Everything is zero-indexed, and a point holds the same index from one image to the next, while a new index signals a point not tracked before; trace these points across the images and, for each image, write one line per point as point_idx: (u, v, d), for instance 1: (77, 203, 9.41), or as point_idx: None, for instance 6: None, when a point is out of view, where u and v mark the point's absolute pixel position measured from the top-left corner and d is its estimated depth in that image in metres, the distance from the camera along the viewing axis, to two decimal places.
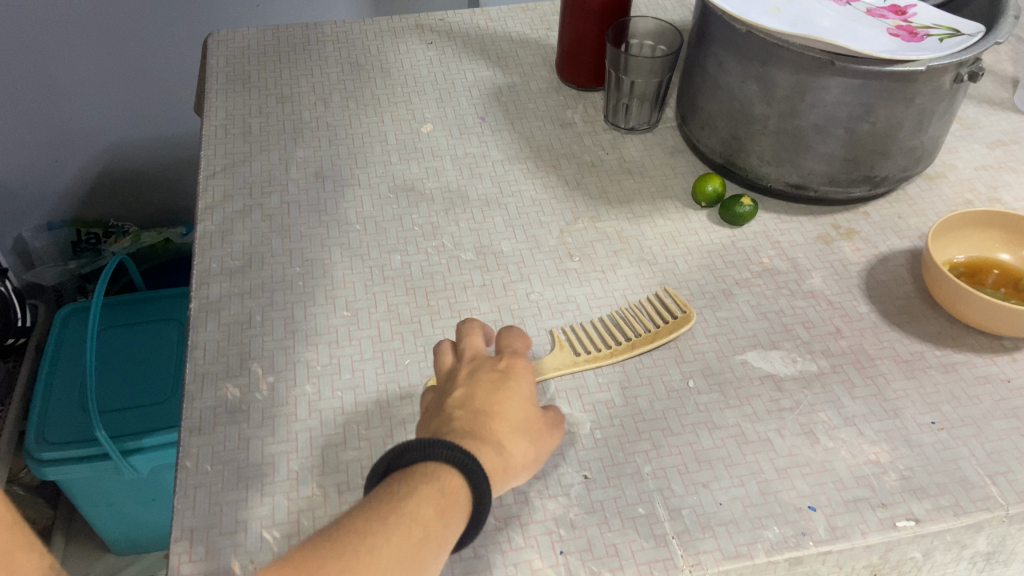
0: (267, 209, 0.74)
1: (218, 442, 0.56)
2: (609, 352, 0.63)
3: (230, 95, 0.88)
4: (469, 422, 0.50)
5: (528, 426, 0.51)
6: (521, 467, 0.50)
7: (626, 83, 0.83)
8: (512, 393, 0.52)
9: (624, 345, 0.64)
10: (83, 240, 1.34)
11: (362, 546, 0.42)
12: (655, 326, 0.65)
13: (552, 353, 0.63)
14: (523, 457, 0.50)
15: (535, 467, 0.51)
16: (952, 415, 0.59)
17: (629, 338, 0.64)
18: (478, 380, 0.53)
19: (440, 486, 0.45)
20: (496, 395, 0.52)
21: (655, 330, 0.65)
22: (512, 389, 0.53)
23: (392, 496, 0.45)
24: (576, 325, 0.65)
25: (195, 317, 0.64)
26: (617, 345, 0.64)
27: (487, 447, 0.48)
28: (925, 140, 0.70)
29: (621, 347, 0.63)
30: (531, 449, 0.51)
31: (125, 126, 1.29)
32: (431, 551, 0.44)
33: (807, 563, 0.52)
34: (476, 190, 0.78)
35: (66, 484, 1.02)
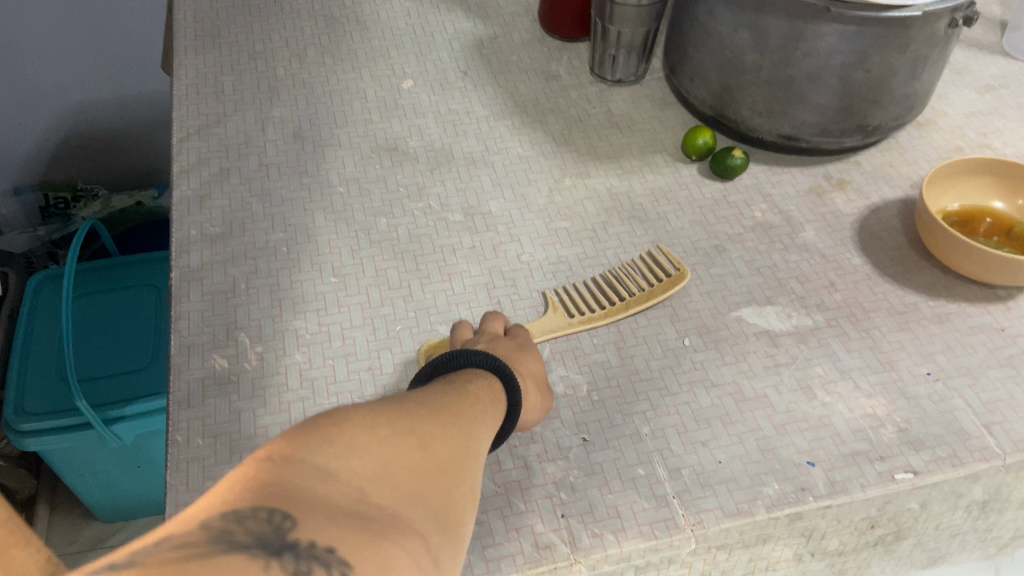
0: (245, 172, 0.72)
1: (208, 416, 0.54)
2: (602, 312, 0.62)
3: (200, 51, 0.84)
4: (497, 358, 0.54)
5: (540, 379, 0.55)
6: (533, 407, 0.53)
7: (612, 34, 0.80)
8: (528, 353, 0.57)
9: (618, 305, 0.63)
10: (51, 205, 1.30)
11: (441, 397, 0.45)
12: (648, 285, 0.64)
13: (546, 315, 0.62)
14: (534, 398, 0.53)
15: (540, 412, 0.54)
16: (947, 365, 0.59)
17: (624, 299, 0.63)
18: (497, 337, 0.57)
19: (489, 383, 0.49)
20: (516, 352, 0.56)
21: (649, 289, 0.64)
22: (529, 349, 0.57)
23: (451, 382, 0.48)
24: (569, 287, 0.64)
25: (177, 286, 0.62)
26: (611, 305, 0.63)
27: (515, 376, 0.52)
28: (919, 87, 0.69)
29: (615, 307, 0.62)
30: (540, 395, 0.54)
31: (91, 86, 1.24)
32: (486, 420, 0.46)
33: (807, 518, 0.52)
34: (461, 148, 0.76)
35: (49, 454, 1.00)
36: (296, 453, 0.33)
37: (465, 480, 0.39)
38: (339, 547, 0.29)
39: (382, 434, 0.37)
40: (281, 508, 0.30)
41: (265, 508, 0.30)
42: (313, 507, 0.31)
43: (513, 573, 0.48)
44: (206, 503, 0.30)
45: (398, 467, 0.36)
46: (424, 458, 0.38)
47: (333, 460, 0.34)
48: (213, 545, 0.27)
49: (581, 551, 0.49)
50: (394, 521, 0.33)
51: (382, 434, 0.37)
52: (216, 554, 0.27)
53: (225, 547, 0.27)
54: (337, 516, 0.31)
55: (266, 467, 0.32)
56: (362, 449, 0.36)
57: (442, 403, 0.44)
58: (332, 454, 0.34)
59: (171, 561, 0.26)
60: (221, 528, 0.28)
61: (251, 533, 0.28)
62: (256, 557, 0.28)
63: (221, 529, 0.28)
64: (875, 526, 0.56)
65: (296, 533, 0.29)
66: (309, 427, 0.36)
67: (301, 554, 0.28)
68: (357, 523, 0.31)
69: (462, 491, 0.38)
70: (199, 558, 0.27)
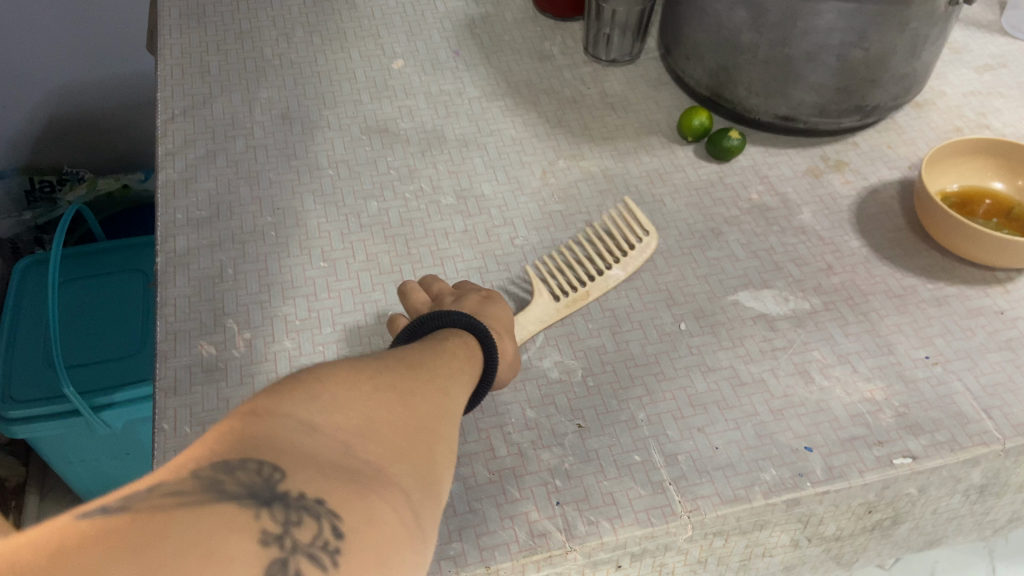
0: (232, 154, 0.70)
1: (195, 403, 0.53)
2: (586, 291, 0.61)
3: (185, 31, 0.82)
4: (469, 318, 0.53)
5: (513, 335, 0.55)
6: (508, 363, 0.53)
7: (607, 12, 0.79)
8: (498, 310, 0.56)
9: (599, 280, 0.62)
10: (36, 188, 1.28)
11: (421, 354, 0.43)
12: (620, 255, 0.64)
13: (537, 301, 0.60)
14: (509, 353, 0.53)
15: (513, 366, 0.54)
16: (946, 348, 0.59)
17: (600, 272, 0.63)
18: (464, 296, 0.56)
19: (465, 340, 0.48)
20: (484, 308, 0.55)
21: (621, 259, 0.64)
22: (497, 305, 0.56)
23: (427, 341, 0.46)
24: (549, 263, 0.63)
25: (163, 271, 0.61)
26: (591, 281, 0.62)
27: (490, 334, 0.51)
28: (918, 66, 0.68)
29: (597, 282, 0.61)
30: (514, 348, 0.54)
31: (76, 67, 1.22)
32: (465, 376, 0.44)
33: (804, 504, 0.52)
34: (453, 130, 0.75)
35: (36, 441, 0.99)
36: (278, 406, 0.32)
37: (449, 438, 0.38)
38: (326, 500, 0.29)
39: (366, 387, 0.36)
40: (268, 461, 0.29)
41: (253, 461, 0.29)
42: (299, 462, 0.30)
43: (508, 561, 0.48)
44: (190, 454, 0.29)
45: (384, 422, 0.35)
46: (410, 414, 0.37)
47: (317, 413, 0.33)
48: (204, 492, 0.26)
49: (576, 539, 0.49)
50: (380, 475, 0.32)
51: (365, 388, 0.36)
52: (208, 500, 0.26)
53: (216, 494, 0.26)
54: (322, 471, 0.30)
55: (248, 421, 0.31)
56: (346, 401, 0.34)
57: (422, 360, 0.43)
58: (315, 406, 0.33)
59: (164, 505, 0.25)
60: (213, 476, 0.27)
61: (241, 482, 0.27)
62: (246, 506, 0.27)
63: (210, 479, 0.27)
64: (873, 511, 0.55)
65: (285, 484, 0.28)
66: (291, 380, 0.34)
67: (290, 504, 0.28)
68: (342, 478, 0.30)
69: (447, 448, 0.38)
70: (193, 505, 0.26)
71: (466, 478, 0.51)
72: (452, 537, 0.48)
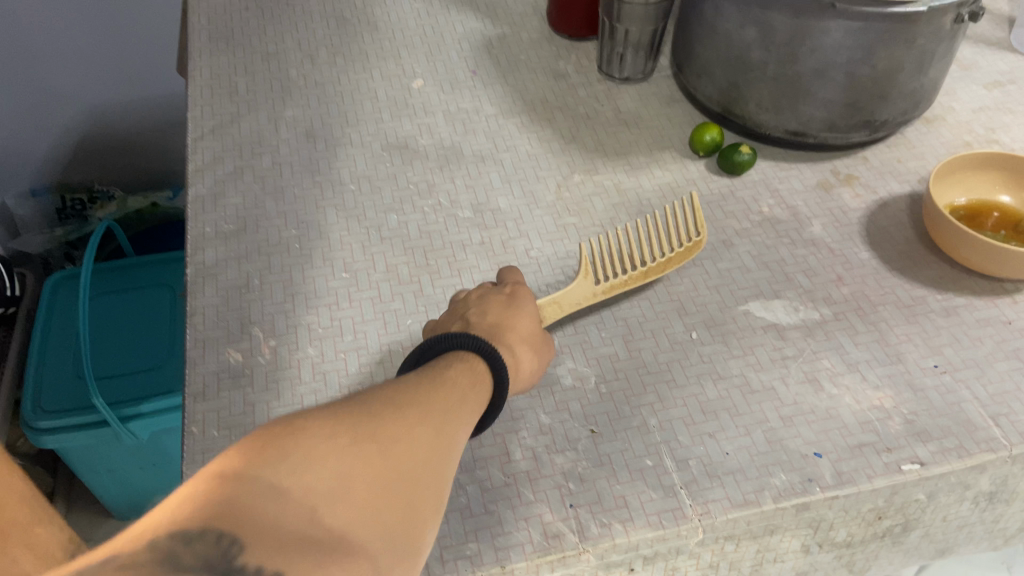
0: (259, 170, 0.73)
1: (223, 408, 0.55)
2: (624, 279, 0.62)
3: (214, 53, 0.86)
4: (484, 332, 0.54)
5: (534, 340, 0.55)
6: (528, 374, 0.54)
7: (621, 32, 0.80)
8: (520, 315, 0.56)
9: (639, 269, 0.62)
10: (68, 206, 1.32)
11: (413, 393, 0.43)
12: (668, 252, 0.64)
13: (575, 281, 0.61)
14: (529, 363, 0.54)
15: (537, 376, 0.55)
16: (954, 357, 0.60)
17: (642, 265, 0.63)
18: (486, 302, 0.57)
19: (469, 366, 0.49)
20: (505, 315, 0.56)
21: (667, 257, 0.64)
22: (518, 308, 0.57)
23: (428, 369, 0.48)
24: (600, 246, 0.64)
25: (192, 282, 0.63)
26: (630, 271, 0.63)
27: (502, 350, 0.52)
28: (925, 82, 0.69)
29: (637, 272, 0.62)
30: (536, 356, 0.55)
31: (108, 89, 1.26)
32: (461, 412, 0.45)
33: (814, 509, 0.53)
34: (470, 146, 0.77)
35: (65, 451, 1.01)
36: (249, 468, 0.32)
37: (426, 492, 0.38)
38: None
39: (342, 443, 0.36)
40: (231, 530, 0.29)
41: (216, 530, 0.28)
42: (266, 533, 0.30)
43: (522, 561, 0.49)
44: (154, 521, 0.29)
45: (357, 481, 0.35)
46: (388, 468, 0.37)
47: (287, 475, 0.33)
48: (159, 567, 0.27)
49: (589, 540, 0.50)
50: (346, 546, 0.32)
51: (341, 443, 0.36)
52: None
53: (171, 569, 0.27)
54: (286, 543, 0.30)
55: (223, 480, 0.31)
56: (320, 460, 0.34)
57: (413, 400, 0.43)
58: (287, 468, 0.33)
59: None
60: (170, 550, 0.27)
61: (199, 555, 0.27)
62: None
63: (168, 551, 0.27)
64: (883, 517, 0.56)
65: (246, 559, 0.28)
66: (265, 438, 0.35)
67: None
68: (306, 552, 0.30)
69: (423, 503, 0.38)
70: None
71: (482, 481, 0.53)
72: (469, 537, 0.50)
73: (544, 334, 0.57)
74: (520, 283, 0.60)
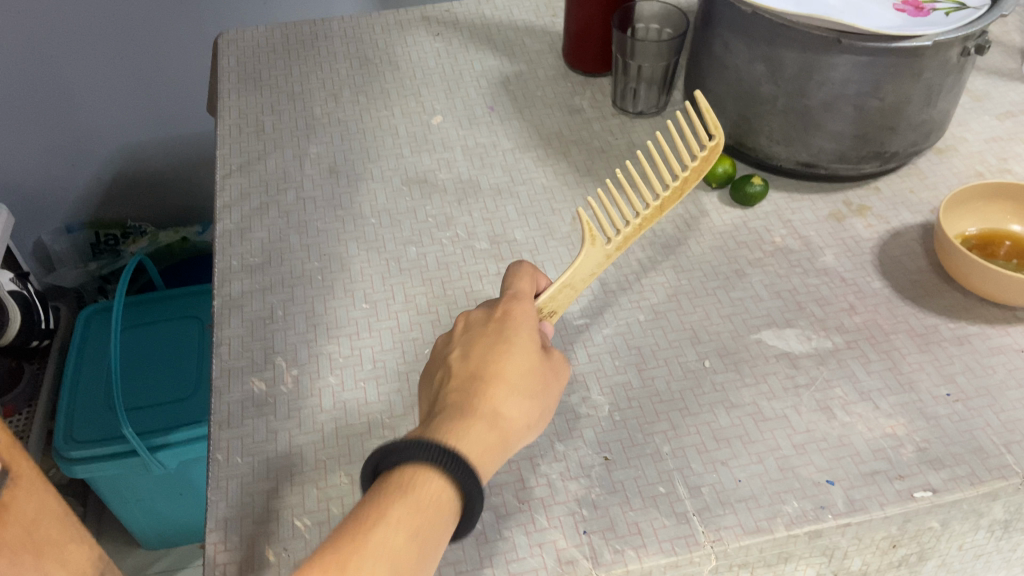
0: (283, 206, 0.75)
1: (246, 435, 0.57)
2: (637, 224, 0.58)
3: (242, 94, 0.89)
4: (461, 393, 0.46)
5: (526, 383, 0.47)
6: (522, 429, 0.47)
7: (633, 68, 0.83)
8: (508, 353, 0.48)
9: (652, 206, 0.58)
10: (101, 241, 1.38)
11: None
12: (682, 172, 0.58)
13: (585, 250, 0.56)
14: (519, 420, 0.46)
15: (535, 428, 0.47)
16: (967, 386, 0.60)
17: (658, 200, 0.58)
18: (471, 343, 0.49)
19: (418, 497, 0.42)
20: (490, 355, 0.48)
21: (684, 177, 0.58)
22: (507, 343, 0.48)
23: (357, 531, 0.41)
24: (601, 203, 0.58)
25: (219, 313, 0.65)
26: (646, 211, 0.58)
27: (480, 426, 0.45)
28: (935, 114, 0.70)
29: (651, 210, 0.58)
30: (529, 408, 0.47)
31: (141, 128, 1.31)
32: None
33: (827, 536, 0.53)
34: (488, 180, 0.79)
35: (96, 481, 1.03)
36: None
37: None
38: None
39: None
40: None
41: None
42: None
43: None
44: None
45: None
46: None
47: None
48: None
49: (602, 566, 0.51)
50: None
51: None
52: None
53: None
54: None
55: None
56: None
57: None
58: None
59: None
60: None
61: None
62: None
63: None
64: (898, 545, 0.56)
65: None
66: None
67: None
68: None
69: None
70: None
71: (497, 507, 0.54)
72: (483, 562, 0.51)
73: (542, 365, 0.48)
74: (516, 298, 0.52)
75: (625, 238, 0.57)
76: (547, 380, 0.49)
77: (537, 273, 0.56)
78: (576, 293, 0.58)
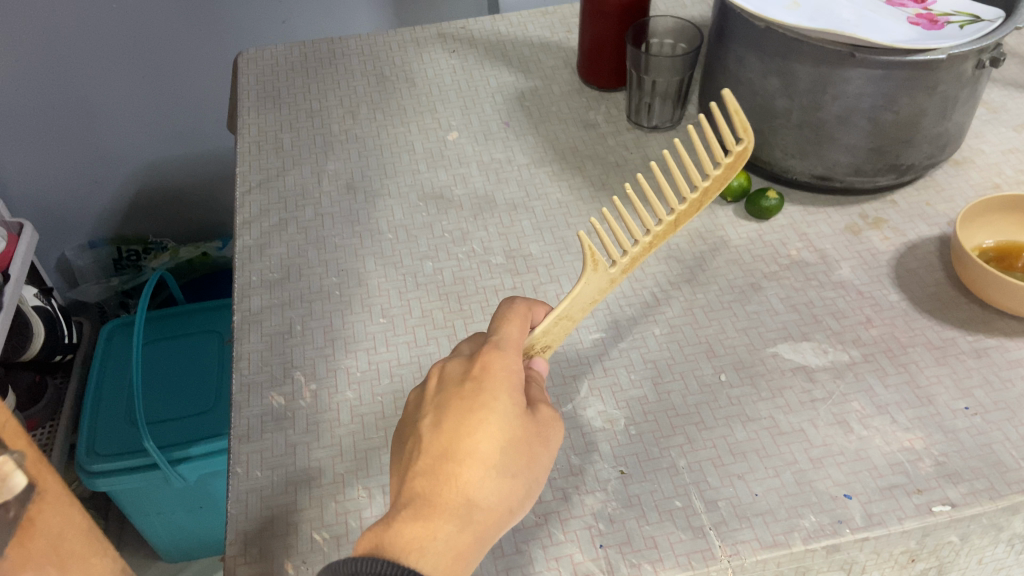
0: (302, 222, 0.76)
1: (265, 449, 0.58)
2: (647, 243, 0.56)
3: (262, 111, 0.90)
4: (428, 480, 0.43)
5: (504, 461, 0.43)
6: (500, 512, 0.43)
7: (648, 83, 0.84)
8: (482, 424, 0.43)
9: (667, 221, 0.55)
10: (123, 257, 1.40)
11: None
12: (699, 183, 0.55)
13: (586, 277, 0.55)
14: (494, 504, 0.43)
15: (516, 508, 0.44)
16: (985, 399, 0.60)
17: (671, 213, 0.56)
18: (443, 410, 0.45)
19: None
20: (461, 428, 0.43)
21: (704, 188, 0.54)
22: (482, 413, 0.44)
23: None
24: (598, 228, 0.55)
25: (239, 329, 0.66)
26: (658, 227, 0.56)
27: (449, 525, 0.41)
28: (950, 126, 0.70)
29: (665, 224, 0.55)
30: (506, 488, 0.43)
31: (162, 146, 1.33)
32: None
33: (845, 551, 0.53)
34: (503, 195, 0.80)
35: (117, 494, 1.04)
36: None
37: None
38: None
39: None
40: None
41: None
42: None
43: None
44: None
45: None
46: None
47: None
48: None
49: None
50: None
51: None
52: None
53: None
54: None
55: None
56: None
57: None
58: None
59: None
60: None
61: None
62: None
63: None
64: (916, 560, 0.56)
65: None
66: None
67: None
68: None
69: None
70: None
71: (513, 521, 0.54)
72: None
73: (524, 433, 0.44)
74: (496, 349, 0.47)
75: (632, 258, 0.56)
76: (531, 449, 0.44)
77: (527, 313, 0.52)
78: (574, 322, 0.56)
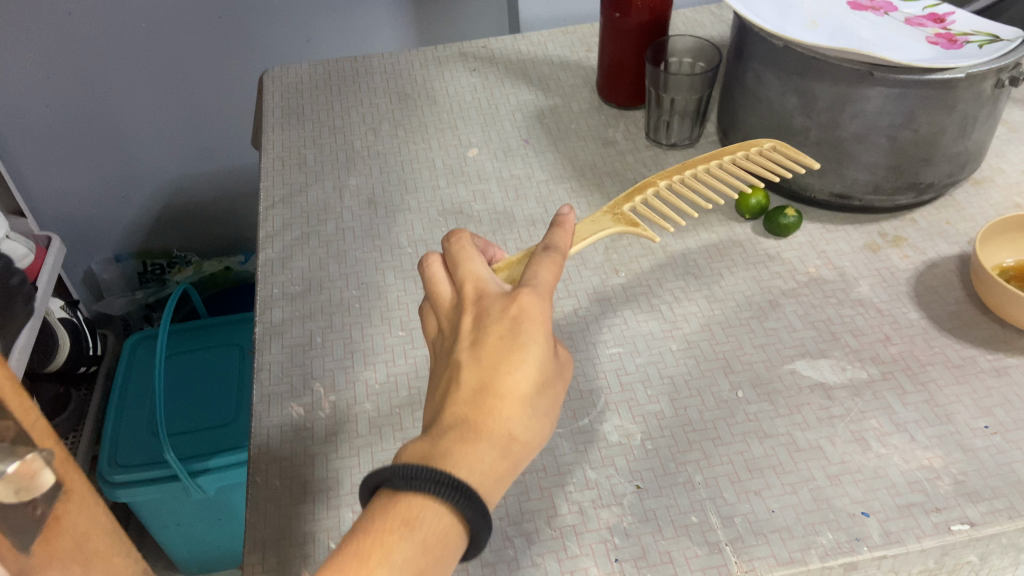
0: (324, 236, 0.77)
1: (284, 458, 0.58)
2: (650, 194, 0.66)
3: (285, 128, 0.92)
4: (470, 409, 0.42)
5: (539, 398, 0.43)
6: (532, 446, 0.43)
7: (666, 101, 0.84)
8: (523, 360, 0.43)
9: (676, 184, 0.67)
10: (149, 270, 1.43)
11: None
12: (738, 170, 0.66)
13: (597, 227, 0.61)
14: (529, 437, 0.43)
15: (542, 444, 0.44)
16: (1006, 418, 0.59)
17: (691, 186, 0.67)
18: (480, 343, 0.44)
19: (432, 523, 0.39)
20: (502, 362, 0.43)
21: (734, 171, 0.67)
22: (523, 349, 0.43)
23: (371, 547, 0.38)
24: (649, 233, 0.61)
25: (260, 340, 0.67)
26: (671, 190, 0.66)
27: (491, 451, 0.41)
28: (970, 145, 0.70)
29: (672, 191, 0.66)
30: (538, 425, 0.43)
31: (186, 162, 1.36)
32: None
33: (862, 569, 0.52)
34: (522, 211, 0.80)
35: (137, 504, 1.05)
36: None
37: None
38: None
39: None
40: None
41: None
42: None
43: None
44: None
45: None
46: None
47: None
48: None
49: None
50: None
51: None
52: None
53: None
54: None
55: None
56: None
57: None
58: None
59: None
60: None
61: None
62: None
63: None
64: None
65: None
66: None
67: None
68: None
69: None
70: None
71: (529, 533, 0.54)
72: None
73: (554, 375, 0.44)
74: (534, 292, 0.45)
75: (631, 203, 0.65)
76: (556, 390, 0.45)
77: (562, 259, 0.50)
78: None
